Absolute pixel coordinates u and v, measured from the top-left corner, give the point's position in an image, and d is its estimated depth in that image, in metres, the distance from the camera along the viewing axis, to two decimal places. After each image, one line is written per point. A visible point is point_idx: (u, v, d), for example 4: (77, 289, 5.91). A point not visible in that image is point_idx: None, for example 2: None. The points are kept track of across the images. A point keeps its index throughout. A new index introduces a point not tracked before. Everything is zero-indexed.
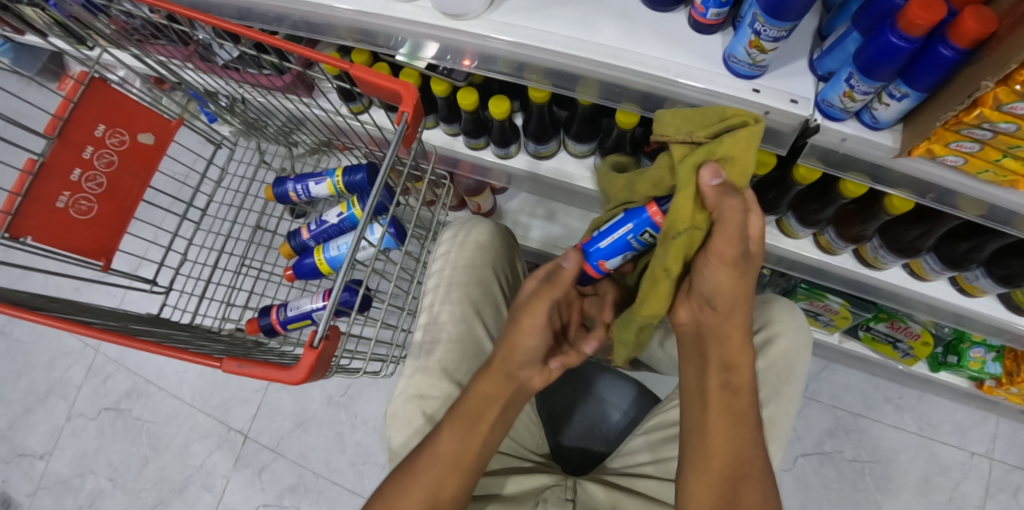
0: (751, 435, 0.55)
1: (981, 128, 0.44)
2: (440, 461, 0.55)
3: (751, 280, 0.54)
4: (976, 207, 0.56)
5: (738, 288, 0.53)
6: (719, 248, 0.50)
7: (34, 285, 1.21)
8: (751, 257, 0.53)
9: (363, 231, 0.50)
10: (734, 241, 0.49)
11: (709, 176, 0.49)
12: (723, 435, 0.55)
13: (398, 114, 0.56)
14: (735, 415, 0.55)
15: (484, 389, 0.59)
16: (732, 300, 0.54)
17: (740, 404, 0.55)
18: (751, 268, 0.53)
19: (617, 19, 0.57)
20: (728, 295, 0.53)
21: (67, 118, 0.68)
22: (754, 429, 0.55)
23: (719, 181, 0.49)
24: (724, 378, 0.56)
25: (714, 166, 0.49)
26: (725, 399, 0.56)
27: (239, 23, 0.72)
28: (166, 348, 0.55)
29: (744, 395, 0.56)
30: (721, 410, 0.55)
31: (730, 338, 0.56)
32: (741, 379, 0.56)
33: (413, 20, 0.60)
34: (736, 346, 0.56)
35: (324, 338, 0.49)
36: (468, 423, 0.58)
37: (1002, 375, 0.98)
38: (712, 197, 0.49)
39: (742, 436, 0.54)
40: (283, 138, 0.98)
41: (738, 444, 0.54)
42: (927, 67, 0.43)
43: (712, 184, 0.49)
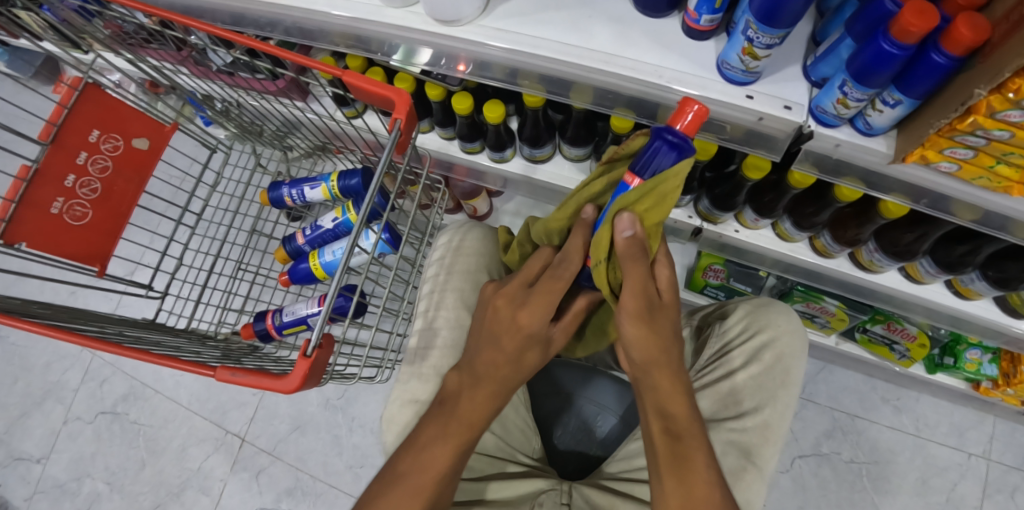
0: (702, 475, 0.53)
1: (975, 135, 0.44)
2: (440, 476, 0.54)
3: (667, 325, 0.55)
4: (971, 212, 0.56)
5: (656, 335, 0.54)
6: (627, 301, 0.52)
7: (31, 289, 1.21)
8: (664, 308, 0.55)
9: (357, 238, 0.49)
10: (639, 291, 0.51)
11: (620, 226, 0.49)
12: (673, 478, 0.53)
13: (391, 121, 0.55)
14: (682, 459, 0.54)
15: (479, 400, 0.57)
16: (648, 350, 0.54)
17: (688, 444, 0.54)
18: (662, 316, 0.54)
19: (610, 24, 0.57)
20: (643, 347, 0.54)
21: (61, 124, 0.68)
22: (704, 468, 0.53)
23: (631, 231, 0.49)
24: (666, 424, 0.55)
25: (630, 217, 0.49)
26: (669, 443, 0.54)
27: (233, 27, 0.71)
28: (160, 356, 0.54)
29: (688, 436, 0.55)
30: (665, 455, 0.54)
31: (660, 386, 0.55)
32: (682, 425, 0.55)
33: (406, 26, 0.60)
34: (668, 392, 0.55)
35: (317, 347, 0.49)
36: (466, 434, 0.56)
37: (998, 376, 0.98)
38: (621, 247, 0.50)
39: (693, 479, 0.53)
40: (278, 141, 0.98)
41: (690, 489, 0.52)
42: (921, 74, 0.43)
43: (626, 236, 0.49)
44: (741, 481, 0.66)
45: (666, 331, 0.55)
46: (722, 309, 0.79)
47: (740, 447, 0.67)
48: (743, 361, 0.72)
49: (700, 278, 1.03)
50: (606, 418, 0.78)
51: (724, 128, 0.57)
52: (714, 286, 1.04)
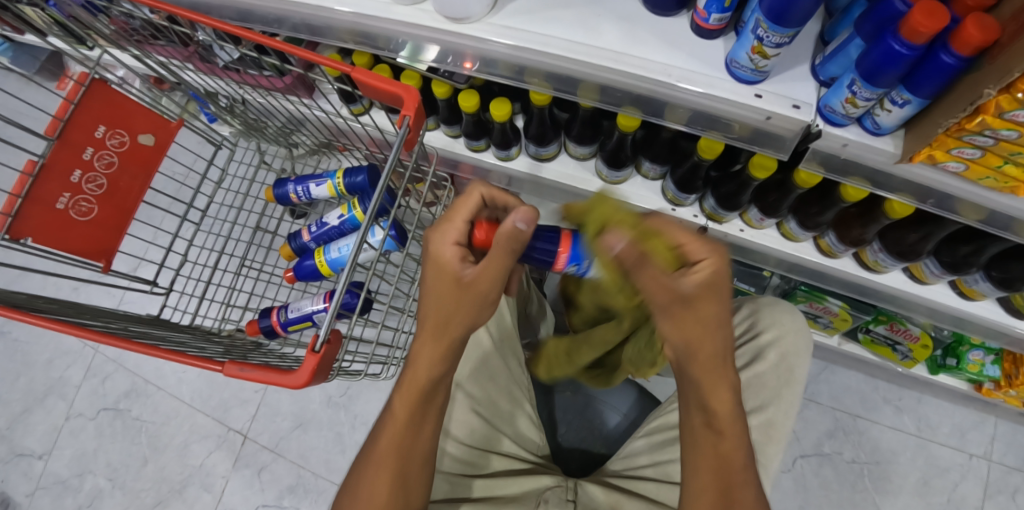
0: (740, 474, 0.53)
1: (983, 134, 0.44)
2: (396, 451, 0.53)
3: (709, 313, 0.52)
4: (976, 212, 0.56)
5: (696, 316, 0.52)
6: (659, 301, 0.52)
7: (33, 285, 1.21)
8: (700, 299, 0.52)
9: (366, 235, 0.50)
10: (661, 292, 0.51)
11: (612, 240, 0.52)
12: (711, 474, 0.53)
13: (400, 117, 0.55)
14: (721, 456, 0.53)
15: (425, 356, 0.54)
16: (688, 334, 0.52)
17: (726, 444, 0.53)
18: (701, 306, 0.52)
19: (619, 22, 0.57)
20: (690, 333, 0.52)
21: (67, 119, 0.68)
22: (742, 468, 0.53)
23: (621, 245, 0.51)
24: (707, 419, 0.54)
25: (529, 212, 0.50)
26: (710, 439, 0.53)
27: (240, 24, 0.71)
28: (166, 351, 0.55)
29: (729, 435, 0.53)
30: (707, 449, 0.53)
31: (708, 379, 0.54)
32: (723, 420, 0.53)
33: (415, 23, 0.60)
34: (715, 387, 0.54)
35: (326, 342, 0.49)
36: (415, 403, 0.54)
37: (1000, 377, 0.98)
38: (626, 257, 0.52)
39: (730, 474, 0.52)
40: (283, 138, 0.98)
41: (725, 483, 0.52)
42: (929, 74, 0.43)
43: (519, 227, 0.49)
44: None
45: (706, 314, 0.52)
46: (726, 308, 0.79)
47: None
48: (748, 359, 0.72)
49: None
50: (609, 416, 0.78)
51: (732, 127, 0.57)
52: None
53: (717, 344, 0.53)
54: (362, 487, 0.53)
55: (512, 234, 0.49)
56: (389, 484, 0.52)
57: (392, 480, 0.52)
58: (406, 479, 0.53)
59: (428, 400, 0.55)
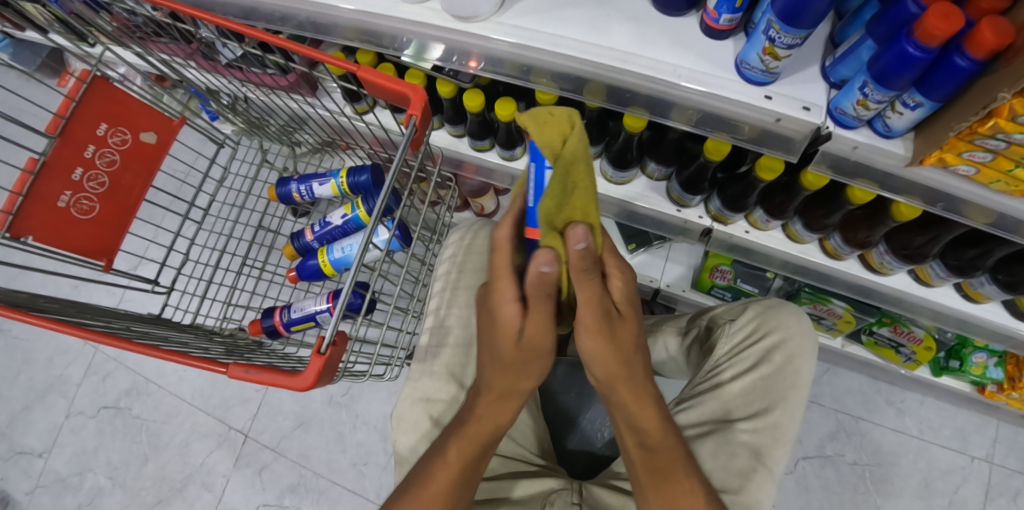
0: (685, 484, 0.55)
1: (995, 138, 0.44)
2: (448, 491, 0.54)
3: (628, 337, 0.53)
4: (984, 215, 0.56)
5: (620, 343, 0.52)
6: (585, 317, 0.49)
7: (33, 283, 1.21)
8: (620, 317, 0.52)
9: (372, 235, 0.49)
10: (594, 305, 0.48)
11: (573, 240, 0.44)
12: (654, 489, 0.55)
13: (407, 117, 0.55)
14: (659, 472, 0.55)
15: (485, 412, 0.56)
16: (607, 365, 0.53)
17: (663, 458, 0.56)
18: (622, 327, 0.52)
19: (628, 22, 0.56)
20: (602, 362, 0.52)
21: (68, 117, 0.68)
22: (686, 478, 0.56)
23: (584, 245, 0.44)
24: (638, 439, 0.56)
25: (582, 230, 0.44)
26: (645, 457, 0.56)
27: (243, 21, 0.71)
28: (168, 352, 0.54)
29: (663, 449, 0.56)
30: (648, 471, 0.56)
31: (627, 403, 0.55)
32: (654, 438, 0.56)
33: (421, 21, 0.60)
34: (637, 408, 0.56)
35: (331, 344, 0.49)
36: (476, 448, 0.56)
37: (1003, 380, 0.98)
38: (577, 262, 0.45)
39: (676, 492, 0.55)
40: (286, 137, 0.97)
41: (675, 500, 0.55)
42: (943, 78, 0.43)
43: (546, 269, 0.45)
44: (751, 482, 0.65)
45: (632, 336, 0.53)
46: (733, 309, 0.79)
47: (751, 448, 0.66)
48: (753, 362, 0.71)
49: (706, 278, 1.03)
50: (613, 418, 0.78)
51: (741, 128, 0.57)
52: (721, 287, 1.03)
53: (631, 371, 0.54)
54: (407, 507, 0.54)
55: (541, 278, 0.46)
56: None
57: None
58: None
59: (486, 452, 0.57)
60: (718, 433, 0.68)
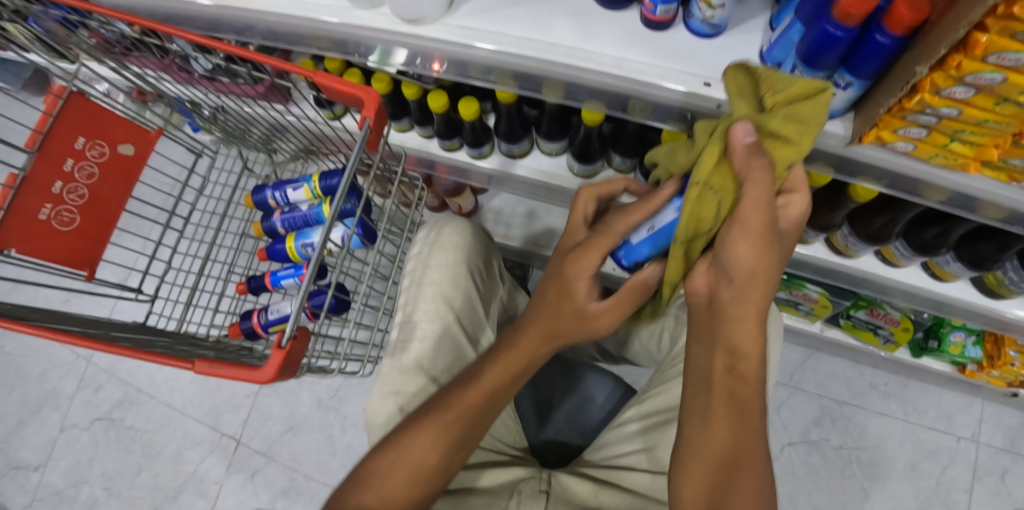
0: (755, 423, 0.51)
1: (925, 113, 0.45)
2: (436, 447, 0.56)
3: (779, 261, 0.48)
4: (939, 193, 0.57)
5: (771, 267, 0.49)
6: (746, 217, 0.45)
7: (24, 298, 1.23)
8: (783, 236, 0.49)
9: (330, 232, 0.53)
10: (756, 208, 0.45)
11: (740, 133, 0.44)
12: (718, 421, 0.52)
13: (361, 118, 0.57)
14: (739, 402, 0.51)
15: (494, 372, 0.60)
16: (754, 278, 0.47)
17: (746, 391, 0.51)
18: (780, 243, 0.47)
19: (573, 18, 0.58)
20: (747, 268, 0.47)
21: (46, 132, 0.70)
22: (757, 416, 0.52)
23: (752, 138, 0.44)
24: (731, 363, 0.51)
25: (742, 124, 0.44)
26: (731, 384, 0.51)
27: (210, 34, 0.73)
28: (141, 352, 0.56)
29: (751, 381, 0.51)
30: (725, 396, 0.52)
31: (744, 319, 0.50)
32: (750, 366, 0.51)
33: (375, 27, 0.61)
34: (747, 332, 0.50)
35: (292, 338, 0.51)
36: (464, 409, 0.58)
37: (983, 359, 0.99)
38: (739, 157, 0.45)
39: (742, 427, 0.51)
40: (263, 145, 0.99)
41: (738, 427, 0.51)
42: (867, 55, 0.44)
43: (746, 141, 0.44)
44: None
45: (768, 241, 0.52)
46: None
47: None
48: None
49: None
50: (586, 408, 0.80)
51: (687, 116, 0.58)
52: None
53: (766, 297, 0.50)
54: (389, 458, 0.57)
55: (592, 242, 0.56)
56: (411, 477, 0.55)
57: (422, 464, 0.56)
58: (427, 477, 0.56)
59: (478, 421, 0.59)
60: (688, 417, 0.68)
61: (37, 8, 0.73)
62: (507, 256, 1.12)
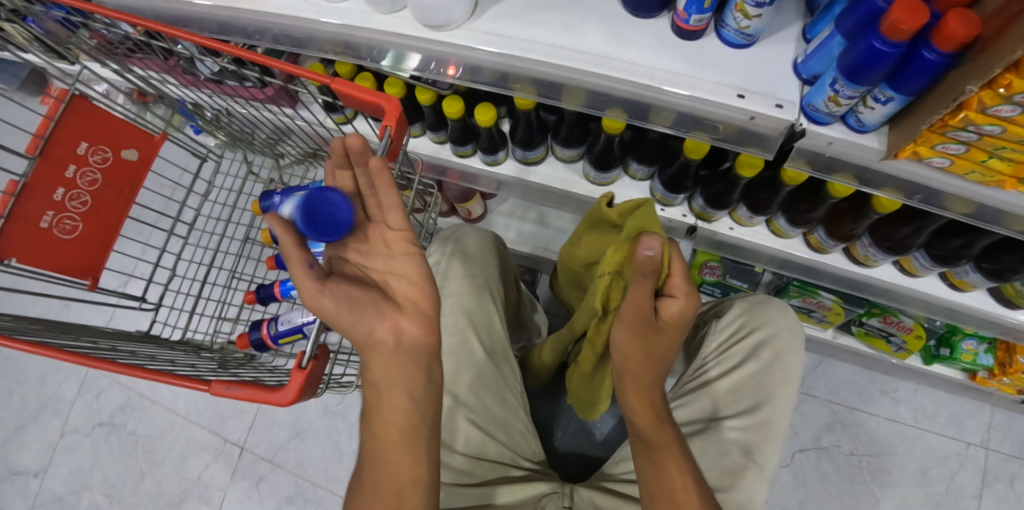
0: (678, 481, 0.56)
1: (967, 130, 0.44)
2: (397, 472, 0.52)
3: (658, 349, 0.59)
4: (964, 206, 0.56)
5: (652, 349, 0.58)
6: (625, 312, 0.56)
7: (23, 302, 1.20)
8: (657, 332, 0.58)
9: None
10: (638, 310, 0.55)
11: (644, 245, 0.51)
12: (648, 464, 0.58)
13: (381, 128, 0.55)
14: (656, 463, 0.58)
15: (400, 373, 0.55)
16: (633, 361, 0.59)
17: (662, 437, 0.59)
18: (656, 341, 0.58)
19: (601, 25, 0.57)
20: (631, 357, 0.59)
21: (48, 137, 0.67)
22: (678, 473, 0.57)
23: (652, 251, 0.51)
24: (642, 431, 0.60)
25: (650, 237, 0.51)
26: (655, 427, 0.59)
27: (219, 36, 0.70)
28: (152, 371, 0.54)
29: (661, 445, 0.58)
30: (644, 454, 0.59)
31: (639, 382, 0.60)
32: (653, 431, 0.59)
33: (395, 31, 0.59)
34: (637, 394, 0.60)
35: (312, 358, 0.49)
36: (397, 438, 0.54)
37: (994, 366, 0.98)
38: (638, 263, 0.52)
39: (668, 482, 0.56)
40: (269, 149, 0.96)
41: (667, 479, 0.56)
42: (913, 71, 0.43)
43: (648, 255, 0.51)
44: (741, 480, 0.65)
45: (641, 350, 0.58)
46: (718, 306, 0.80)
47: (741, 446, 0.67)
48: (740, 358, 0.72)
49: (696, 275, 1.03)
50: (604, 420, 0.78)
51: (717, 128, 0.57)
52: (710, 283, 1.02)
53: (650, 374, 0.60)
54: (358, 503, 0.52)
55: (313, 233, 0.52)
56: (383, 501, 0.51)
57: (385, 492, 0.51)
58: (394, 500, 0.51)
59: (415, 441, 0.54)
60: (708, 431, 0.68)
61: (38, 8, 0.71)
62: (517, 260, 1.10)
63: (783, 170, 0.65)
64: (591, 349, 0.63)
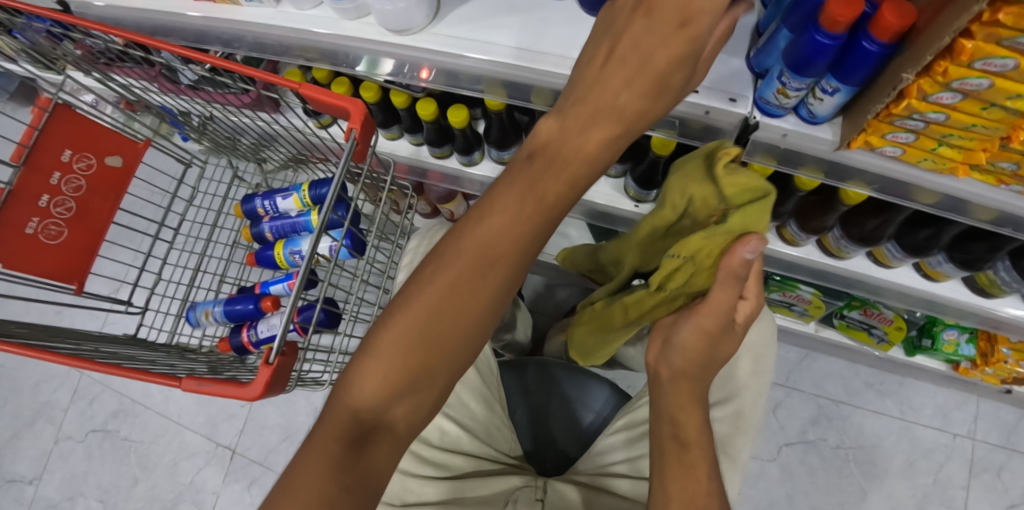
0: (703, 485, 0.53)
1: (913, 118, 0.45)
2: (413, 361, 0.47)
3: (724, 352, 0.56)
4: (927, 195, 0.56)
5: (708, 363, 0.56)
6: (704, 313, 0.53)
7: (17, 310, 1.22)
8: (732, 333, 0.56)
9: (317, 243, 0.54)
10: (715, 310, 0.52)
11: (746, 248, 0.47)
12: (675, 472, 0.54)
13: (347, 131, 0.56)
14: (686, 466, 0.54)
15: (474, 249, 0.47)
16: (692, 360, 0.55)
17: (692, 452, 0.55)
18: (726, 341, 0.55)
19: (559, 26, 0.58)
20: (693, 358, 0.55)
21: (32, 145, 0.69)
22: (706, 478, 0.54)
23: (752, 256, 0.47)
24: (674, 431, 0.56)
25: (757, 241, 0.47)
26: (696, 432, 0.56)
27: (197, 45, 0.72)
28: (130, 370, 0.56)
29: (695, 447, 0.55)
30: (674, 458, 0.55)
31: (681, 389, 0.57)
32: (689, 433, 0.56)
33: (361, 37, 0.61)
34: (683, 400, 0.57)
35: (280, 355, 0.50)
36: (437, 309, 0.47)
37: (976, 356, 0.99)
38: (733, 263, 0.48)
39: (692, 484, 0.53)
40: (253, 154, 0.98)
41: (693, 481, 0.53)
42: (855, 62, 0.44)
43: (746, 258, 0.47)
44: None
45: (705, 358, 0.56)
46: None
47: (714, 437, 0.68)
48: None
49: None
50: (581, 415, 0.80)
51: (677, 124, 0.58)
52: None
53: (701, 380, 0.57)
54: (363, 368, 0.47)
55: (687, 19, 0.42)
56: (391, 384, 0.47)
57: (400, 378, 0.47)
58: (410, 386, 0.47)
59: (435, 368, 0.47)
60: None
61: (21, 21, 0.73)
62: None
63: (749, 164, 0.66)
64: (624, 312, 0.62)
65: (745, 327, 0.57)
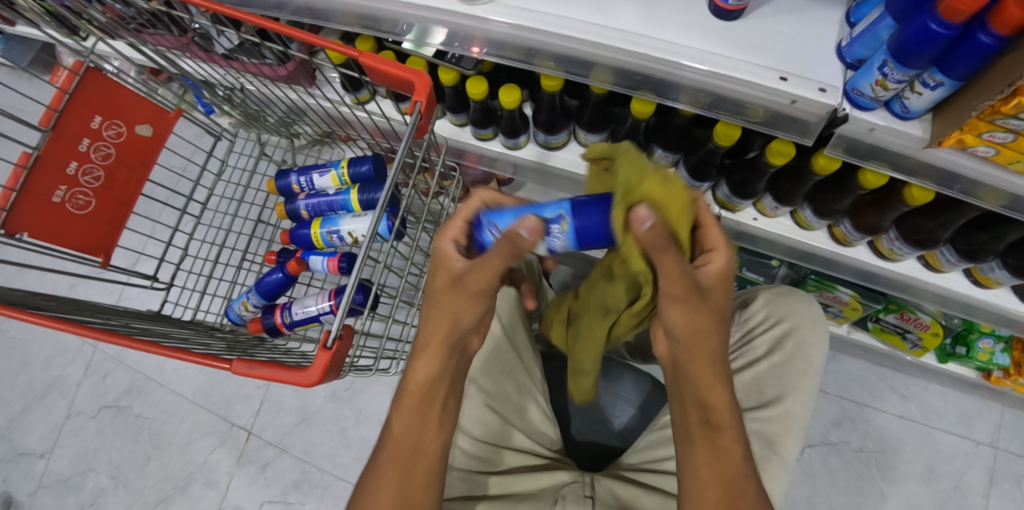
0: (739, 468, 0.52)
1: (1017, 118, 0.43)
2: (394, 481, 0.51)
3: (717, 306, 0.52)
4: (997, 196, 0.54)
5: (703, 330, 0.51)
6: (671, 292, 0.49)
7: (30, 282, 1.19)
8: (708, 292, 0.51)
9: (378, 225, 0.50)
10: (677, 281, 0.48)
11: (639, 220, 0.44)
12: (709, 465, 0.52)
13: (410, 103, 0.54)
14: (719, 450, 0.52)
15: (419, 376, 0.54)
16: (694, 333, 0.51)
17: (725, 438, 0.52)
18: (710, 297, 0.51)
19: (637, 3, 0.55)
20: (692, 332, 0.51)
21: (61, 110, 0.65)
22: (740, 461, 0.52)
23: (650, 223, 0.44)
24: (703, 416, 0.53)
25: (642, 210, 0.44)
26: (721, 420, 0.53)
27: (241, 7, 0.68)
28: (170, 349, 0.53)
29: (728, 430, 0.53)
30: (705, 444, 0.52)
31: (700, 378, 0.53)
32: (721, 416, 0.53)
33: (425, 5, 0.58)
34: (707, 385, 0.53)
35: (337, 338, 0.48)
36: (402, 433, 0.53)
37: (1010, 365, 0.97)
38: (648, 241, 0.45)
39: (728, 470, 0.51)
40: (284, 129, 0.95)
41: (725, 477, 0.51)
42: (965, 55, 0.41)
43: (646, 227, 0.44)
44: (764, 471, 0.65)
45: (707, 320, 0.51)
46: (741, 297, 0.78)
47: (762, 436, 0.66)
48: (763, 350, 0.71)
49: None
50: (621, 410, 0.78)
51: (749, 110, 0.55)
52: None
53: (713, 346, 0.53)
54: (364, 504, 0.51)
55: (515, 244, 0.48)
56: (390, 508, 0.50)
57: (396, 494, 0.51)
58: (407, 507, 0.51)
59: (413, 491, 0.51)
60: None
61: None
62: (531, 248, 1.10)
63: (815, 157, 0.63)
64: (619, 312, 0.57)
65: (726, 281, 0.52)
